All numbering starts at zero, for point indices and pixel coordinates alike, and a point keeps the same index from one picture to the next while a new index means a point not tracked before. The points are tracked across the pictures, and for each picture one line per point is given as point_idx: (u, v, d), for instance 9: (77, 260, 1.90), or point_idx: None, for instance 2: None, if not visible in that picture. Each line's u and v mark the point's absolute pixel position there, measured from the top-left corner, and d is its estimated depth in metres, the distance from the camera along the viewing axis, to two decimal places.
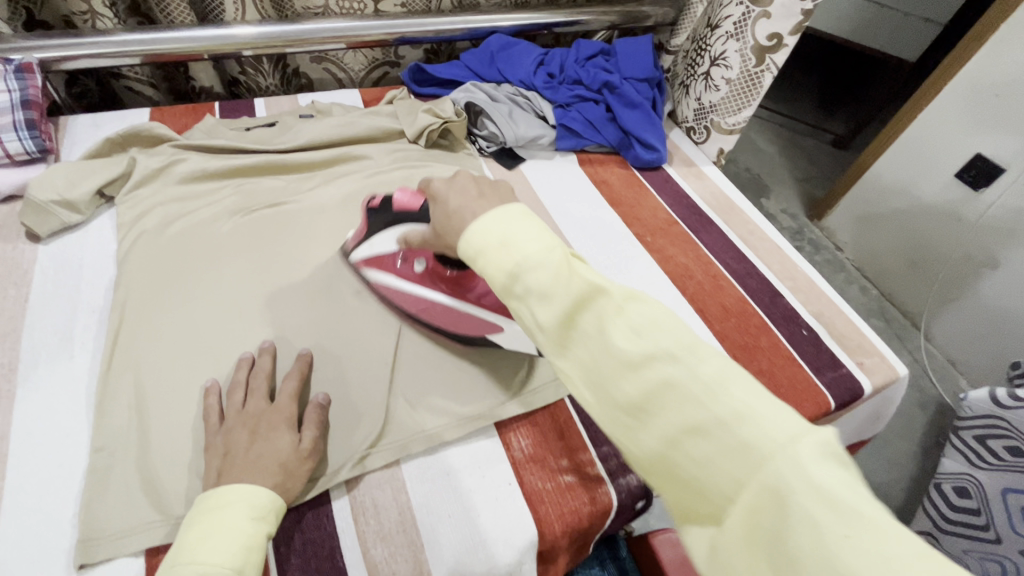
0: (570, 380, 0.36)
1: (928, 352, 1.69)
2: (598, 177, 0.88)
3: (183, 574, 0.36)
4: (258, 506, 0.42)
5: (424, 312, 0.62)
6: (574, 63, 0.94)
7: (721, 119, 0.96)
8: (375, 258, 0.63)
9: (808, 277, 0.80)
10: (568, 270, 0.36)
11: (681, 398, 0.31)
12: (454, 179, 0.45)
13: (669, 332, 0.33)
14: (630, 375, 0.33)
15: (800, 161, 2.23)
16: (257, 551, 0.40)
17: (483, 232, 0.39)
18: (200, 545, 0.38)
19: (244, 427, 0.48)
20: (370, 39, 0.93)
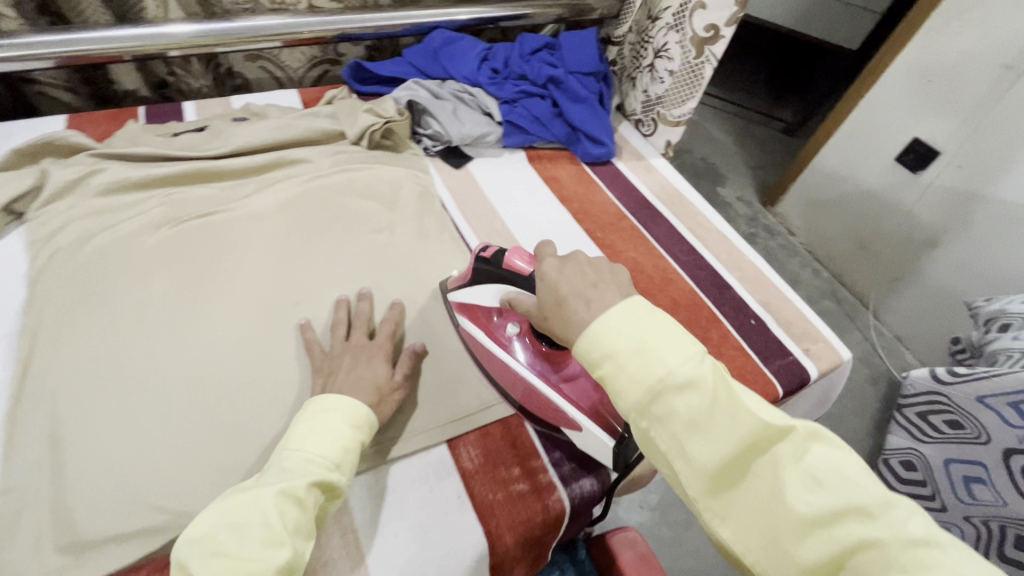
0: (730, 526, 0.35)
1: (877, 329, 1.76)
2: (547, 173, 0.88)
3: (293, 455, 0.44)
4: (356, 418, 0.49)
5: (501, 375, 0.59)
6: (518, 58, 0.93)
7: (666, 112, 0.98)
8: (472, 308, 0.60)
9: (756, 266, 0.81)
10: (726, 400, 0.35)
11: (882, 566, 0.29)
12: (568, 263, 0.45)
13: (852, 483, 0.32)
14: (811, 531, 0.32)
15: (752, 148, 2.28)
16: (352, 454, 0.47)
17: (610, 332, 0.38)
18: (307, 437, 0.45)
19: (348, 355, 0.56)
20: (306, 36, 0.89)
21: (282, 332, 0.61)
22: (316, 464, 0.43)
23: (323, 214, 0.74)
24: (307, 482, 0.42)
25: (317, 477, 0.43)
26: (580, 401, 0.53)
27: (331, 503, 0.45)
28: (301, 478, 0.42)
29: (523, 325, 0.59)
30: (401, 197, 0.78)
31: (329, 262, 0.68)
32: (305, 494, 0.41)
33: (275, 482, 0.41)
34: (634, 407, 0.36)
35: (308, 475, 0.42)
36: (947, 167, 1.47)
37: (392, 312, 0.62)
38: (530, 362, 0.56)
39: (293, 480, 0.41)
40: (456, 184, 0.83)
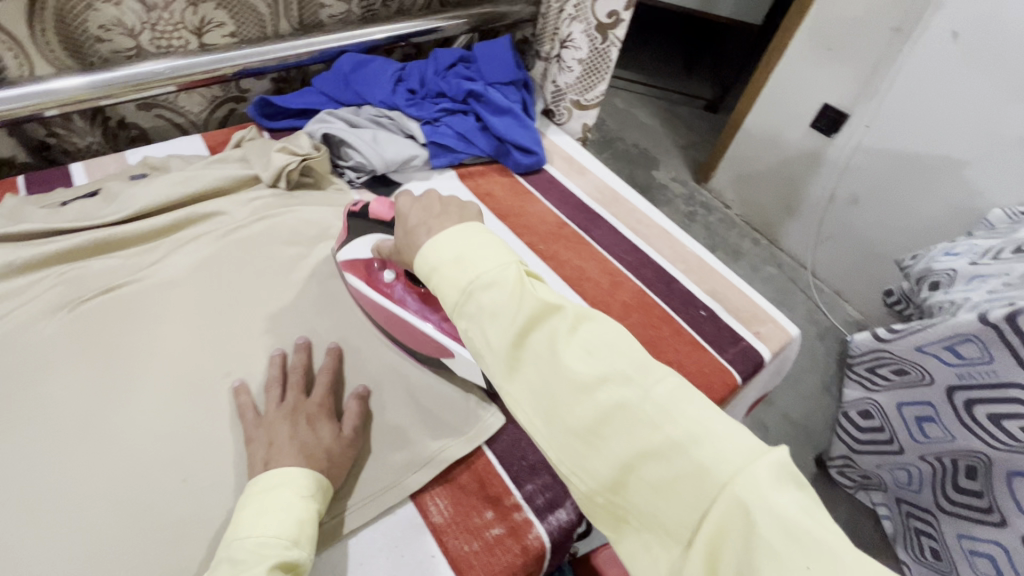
0: (522, 407, 0.39)
1: (818, 288, 1.85)
2: (481, 190, 0.85)
3: (243, 545, 0.40)
4: (308, 485, 0.45)
5: (384, 321, 0.63)
6: (434, 75, 0.89)
7: (579, 98, 0.97)
8: (352, 262, 0.65)
9: (697, 255, 0.82)
10: (522, 292, 0.40)
11: (632, 419, 0.35)
12: (418, 200, 0.51)
13: (619, 355, 0.38)
14: (582, 396, 0.37)
15: (681, 129, 2.34)
16: (309, 525, 0.43)
17: (438, 249, 0.43)
18: (256, 518, 0.42)
19: (285, 420, 0.51)
20: (201, 77, 0.83)
21: (215, 408, 0.56)
22: (272, 547, 0.40)
23: (247, 268, 0.68)
24: (267, 567, 0.39)
25: (272, 562, 0.39)
26: (454, 333, 0.59)
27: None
28: (257, 568, 0.39)
29: (399, 270, 0.63)
30: (328, 238, 0.74)
31: (259, 321, 0.64)
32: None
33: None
34: (451, 307, 0.41)
35: (263, 562, 0.39)
36: (859, 129, 1.55)
37: (327, 358, 0.59)
38: (410, 304, 0.62)
39: (251, 573, 0.38)
40: None
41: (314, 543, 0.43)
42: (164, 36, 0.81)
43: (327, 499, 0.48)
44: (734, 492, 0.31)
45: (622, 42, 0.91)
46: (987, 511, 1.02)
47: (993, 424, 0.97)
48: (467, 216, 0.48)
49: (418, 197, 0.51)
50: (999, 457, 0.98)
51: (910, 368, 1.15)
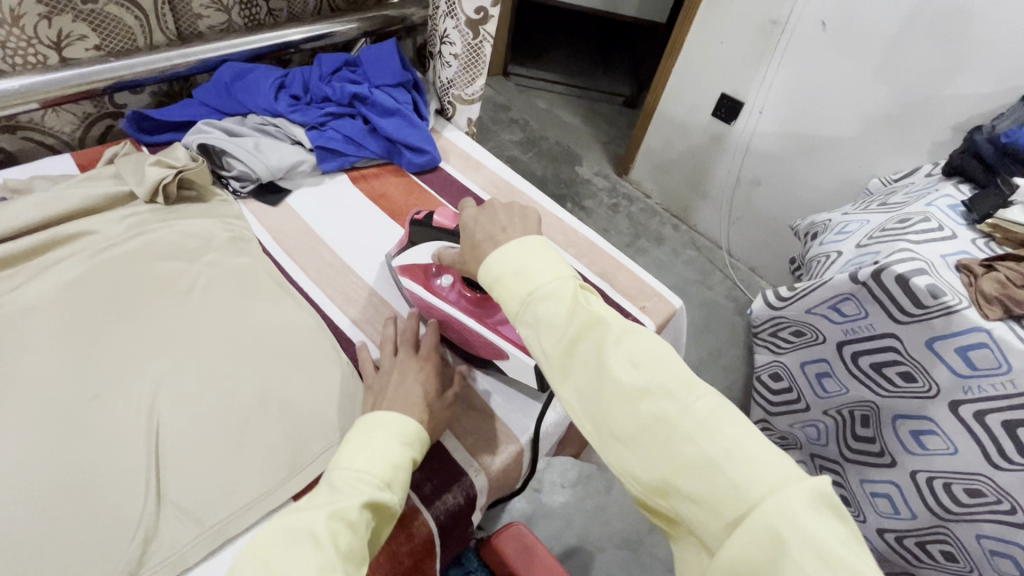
0: (572, 411, 0.42)
1: (734, 266, 1.95)
2: (374, 191, 0.86)
3: (341, 473, 0.43)
4: (407, 435, 0.48)
5: (442, 325, 0.65)
6: (318, 80, 0.88)
7: (460, 93, 0.99)
8: (410, 267, 0.66)
9: (589, 240, 0.85)
10: (575, 305, 0.42)
11: (674, 433, 0.37)
12: (482, 211, 0.51)
13: (662, 368, 0.40)
14: (627, 407, 0.39)
15: (600, 125, 2.43)
16: (403, 471, 0.46)
17: (500, 263, 0.46)
18: (355, 454, 0.45)
19: (392, 372, 0.56)
20: (65, 93, 0.79)
21: (85, 431, 0.53)
22: (366, 482, 0.43)
23: (125, 286, 0.66)
24: (357, 503, 0.41)
25: (366, 497, 0.42)
26: (511, 336, 0.60)
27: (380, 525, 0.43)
28: (350, 500, 0.41)
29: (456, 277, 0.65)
30: (212, 249, 0.72)
31: (136, 339, 0.61)
32: (357, 516, 0.40)
33: (325, 505, 0.40)
34: (511, 316, 0.44)
35: (359, 495, 0.41)
36: (753, 115, 1.66)
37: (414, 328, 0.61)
38: (467, 309, 0.63)
39: (343, 502, 0.40)
40: (275, 222, 0.78)
41: (404, 491, 0.46)
42: (19, 52, 0.76)
43: (423, 452, 0.50)
44: (767, 513, 0.33)
45: (495, 38, 0.93)
46: (879, 455, 1.11)
47: (876, 373, 1.08)
48: (529, 231, 0.48)
49: (482, 208, 0.51)
50: (884, 403, 1.08)
51: (806, 327, 1.23)
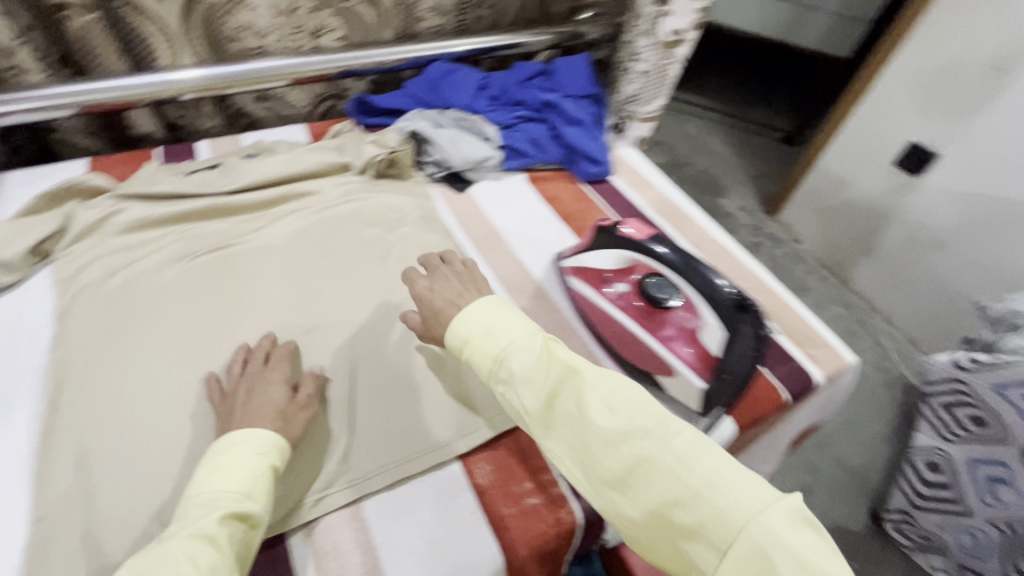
0: (561, 458, 0.47)
1: (889, 334, 1.74)
2: (548, 194, 0.90)
3: (196, 502, 0.44)
4: (260, 445, 0.49)
5: (611, 331, 0.67)
6: (515, 85, 0.95)
7: (638, 109, 1.03)
8: (586, 271, 0.70)
9: (756, 274, 0.82)
10: (548, 358, 0.48)
11: (655, 471, 0.42)
12: (436, 280, 0.59)
13: (637, 410, 0.44)
14: (610, 451, 0.44)
15: (752, 159, 2.31)
16: (263, 480, 0.47)
17: (465, 325, 0.52)
18: (207, 478, 0.45)
19: (240, 390, 0.54)
20: (310, 75, 0.92)
21: (296, 357, 0.63)
22: (227, 497, 0.44)
23: (334, 242, 0.76)
24: (218, 518, 0.42)
25: (227, 510, 0.43)
26: (681, 354, 0.61)
27: (252, 534, 0.45)
28: (208, 518, 0.42)
29: (630, 286, 0.66)
30: (405, 223, 0.81)
31: (339, 289, 0.71)
32: (217, 530, 0.42)
33: (185, 529, 0.41)
34: (488, 374, 0.49)
35: (215, 511, 0.43)
36: (948, 169, 1.48)
37: (278, 348, 0.60)
38: (639, 320, 0.64)
39: (201, 523, 0.42)
40: (460, 209, 0.86)
41: (269, 500, 0.47)
42: (287, 38, 0.91)
43: (285, 459, 0.51)
44: (752, 534, 0.37)
45: (682, 59, 0.97)
46: None
47: None
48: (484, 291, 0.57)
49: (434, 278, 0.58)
50: None
51: (991, 417, 1.06)
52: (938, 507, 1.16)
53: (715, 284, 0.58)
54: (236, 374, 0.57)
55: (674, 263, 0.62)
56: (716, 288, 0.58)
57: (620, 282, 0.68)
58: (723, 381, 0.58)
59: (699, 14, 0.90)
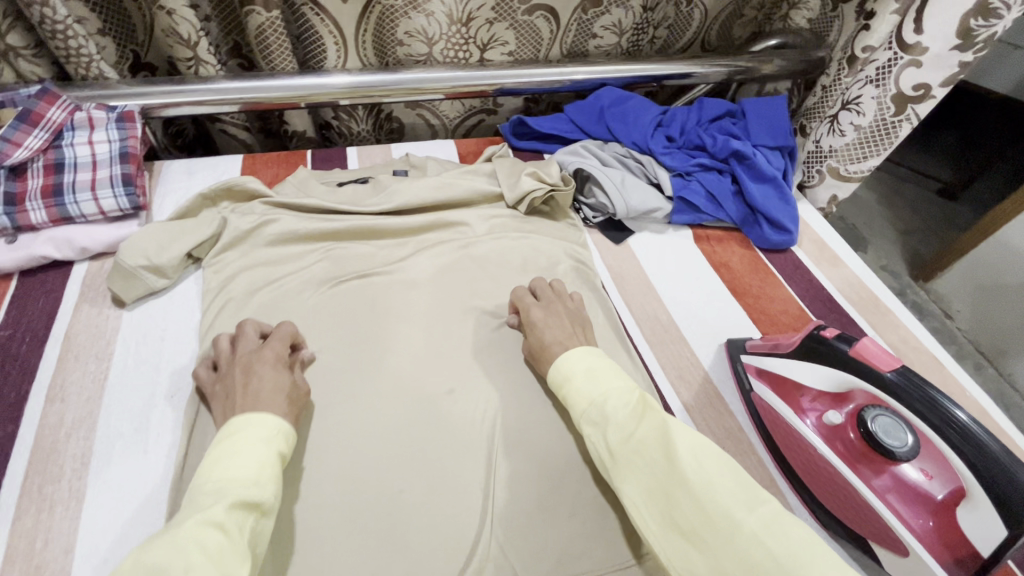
0: (633, 504, 0.43)
1: None
2: (717, 258, 0.77)
3: (202, 487, 0.39)
4: (268, 430, 0.44)
5: (807, 465, 0.54)
6: (695, 125, 0.84)
7: (839, 165, 0.88)
8: (783, 381, 0.57)
9: (987, 411, 0.63)
10: (643, 407, 0.47)
11: (733, 531, 0.37)
12: (551, 317, 0.59)
13: (727, 468, 0.41)
14: (691, 502, 0.40)
15: (902, 211, 2.01)
16: (271, 470, 0.42)
17: (567, 363, 0.52)
18: (214, 460, 0.41)
19: (240, 368, 0.50)
20: (470, 90, 0.84)
21: (432, 423, 0.56)
22: (233, 483, 0.39)
23: (481, 286, 0.69)
24: (226, 505, 0.38)
25: (236, 498, 0.38)
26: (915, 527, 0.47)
27: (258, 530, 0.39)
28: (217, 505, 0.37)
29: (847, 417, 0.53)
30: (557, 273, 0.71)
31: (482, 345, 0.63)
32: (225, 518, 0.37)
33: (190, 515, 0.37)
34: (577, 413, 0.49)
35: (224, 499, 0.38)
36: None
37: (284, 330, 0.56)
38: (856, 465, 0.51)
39: (210, 508, 0.37)
40: (617, 263, 0.75)
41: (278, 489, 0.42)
42: (454, 47, 0.84)
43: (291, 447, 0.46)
44: None
45: (918, 120, 0.80)
46: None
47: None
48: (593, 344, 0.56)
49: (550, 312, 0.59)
50: None
51: None
52: None
53: (953, 417, 0.45)
54: (229, 354, 0.53)
55: (897, 387, 0.48)
56: (951, 417, 0.45)
57: (829, 407, 0.55)
58: None
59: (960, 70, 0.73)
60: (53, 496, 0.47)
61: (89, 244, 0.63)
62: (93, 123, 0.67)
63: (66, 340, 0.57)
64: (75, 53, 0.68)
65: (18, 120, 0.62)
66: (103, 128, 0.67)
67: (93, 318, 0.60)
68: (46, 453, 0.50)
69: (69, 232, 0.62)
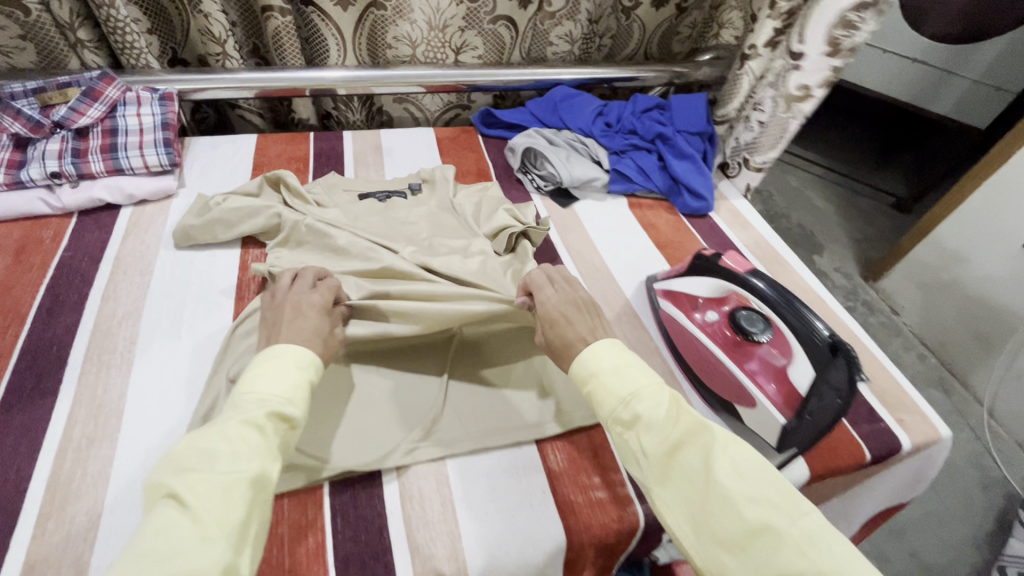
0: (669, 507, 0.45)
1: (992, 430, 1.58)
2: (646, 221, 0.94)
3: (243, 398, 0.45)
4: (301, 361, 0.49)
5: (693, 355, 0.68)
6: (631, 115, 1.02)
7: (752, 157, 1.03)
8: (678, 294, 0.72)
9: (851, 331, 0.79)
10: (677, 413, 0.48)
11: (777, 543, 0.40)
12: (572, 315, 0.59)
13: (764, 479, 0.44)
14: (729, 513, 0.42)
15: (858, 222, 2.17)
16: (303, 391, 0.48)
17: (595, 358, 0.53)
18: (256, 378, 0.47)
19: (286, 309, 0.56)
20: (447, 85, 1.02)
21: None
22: (266, 402, 0.45)
23: None
24: (264, 411, 0.44)
25: (273, 408, 0.44)
26: (765, 387, 0.61)
27: (291, 436, 0.46)
28: (257, 409, 0.43)
29: (722, 317, 0.68)
30: None
31: None
32: (265, 421, 0.43)
33: (234, 415, 0.43)
34: (608, 413, 0.49)
35: (263, 407, 0.44)
36: None
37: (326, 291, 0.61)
38: (725, 348, 0.65)
39: (249, 411, 0.43)
40: (563, 221, 0.91)
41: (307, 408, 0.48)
42: (434, 50, 1.03)
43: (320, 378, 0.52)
44: None
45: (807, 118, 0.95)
46: None
47: None
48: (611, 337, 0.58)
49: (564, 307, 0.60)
50: None
51: None
52: None
53: (816, 328, 0.60)
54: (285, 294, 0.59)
55: (769, 297, 0.64)
56: (814, 329, 0.59)
57: (711, 311, 0.70)
58: (803, 422, 0.57)
59: (832, 73, 0.89)
60: (110, 360, 0.62)
61: (136, 190, 0.79)
62: (140, 101, 0.84)
63: (117, 260, 0.73)
64: (129, 46, 0.85)
65: (83, 96, 0.79)
66: (148, 105, 0.84)
67: (138, 246, 0.75)
68: (104, 333, 0.64)
69: (120, 180, 0.79)
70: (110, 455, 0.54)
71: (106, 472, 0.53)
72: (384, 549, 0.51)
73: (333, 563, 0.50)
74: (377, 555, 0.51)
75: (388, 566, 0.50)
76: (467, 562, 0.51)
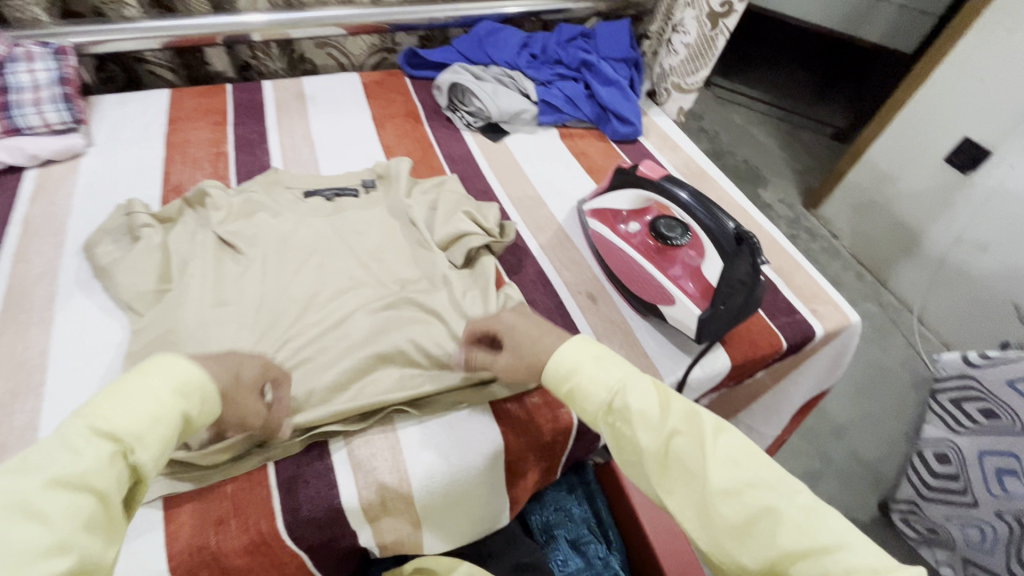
0: (672, 499, 0.44)
1: (922, 335, 1.63)
2: (577, 149, 0.95)
3: (85, 425, 0.36)
4: (186, 384, 0.40)
5: (618, 265, 0.71)
6: (556, 45, 1.03)
7: (680, 81, 1.05)
8: (603, 210, 0.75)
9: (771, 236, 0.84)
10: (667, 402, 0.47)
11: (778, 521, 0.40)
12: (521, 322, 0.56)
13: (755, 462, 0.43)
14: (728, 499, 0.42)
15: (800, 153, 2.16)
16: (167, 426, 0.38)
17: (573, 354, 0.51)
18: (113, 401, 0.37)
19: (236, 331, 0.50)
20: (367, 25, 0.99)
21: None
22: (111, 438, 0.36)
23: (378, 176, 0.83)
24: (98, 459, 0.35)
25: (112, 453, 0.35)
26: (683, 285, 0.65)
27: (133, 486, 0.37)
28: (90, 454, 0.34)
29: (644, 226, 0.71)
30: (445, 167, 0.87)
31: None
32: (96, 477, 0.34)
33: (54, 461, 0.34)
34: (597, 406, 0.48)
35: (99, 451, 0.35)
36: (1001, 168, 1.37)
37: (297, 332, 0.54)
38: (646, 254, 0.68)
39: (81, 458, 0.34)
40: (494, 155, 0.92)
41: (169, 450, 0.38)
42: None
43: (209, 412, 0.42)
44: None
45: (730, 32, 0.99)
46: None
47: None
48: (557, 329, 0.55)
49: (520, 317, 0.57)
50: None
51: (1003, 409, 0.97)
52: (947, 498, 1.07)
53: (725, 225, 0.61)
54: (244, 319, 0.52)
55: (688, 206, 0.64)
56: (723, 224, 0.61)
57: (635, 223, 0.73)
58: (717, 312, 0.61)
59: None
60: (27, 319, 0.60)
61: (38, 150, 0.75)
62: (31, 57, 0.78)
63: (25, 223, 0.70)
64: None
65: None
66: (41, 61, 0.78)
67: (47, 207, 0.72)
68: (18, 294, 0.62)
69: (20, 140, 0.75)
70: (36, 409, 0.54)
71: (34, 423, 0.53)
72: (326, 468, 0.53)
73: (277, 485, 0.51)
74: (320, 474, 0.52)
75: (332, 484, 0.52)
76: (408, 475, 0.54)
